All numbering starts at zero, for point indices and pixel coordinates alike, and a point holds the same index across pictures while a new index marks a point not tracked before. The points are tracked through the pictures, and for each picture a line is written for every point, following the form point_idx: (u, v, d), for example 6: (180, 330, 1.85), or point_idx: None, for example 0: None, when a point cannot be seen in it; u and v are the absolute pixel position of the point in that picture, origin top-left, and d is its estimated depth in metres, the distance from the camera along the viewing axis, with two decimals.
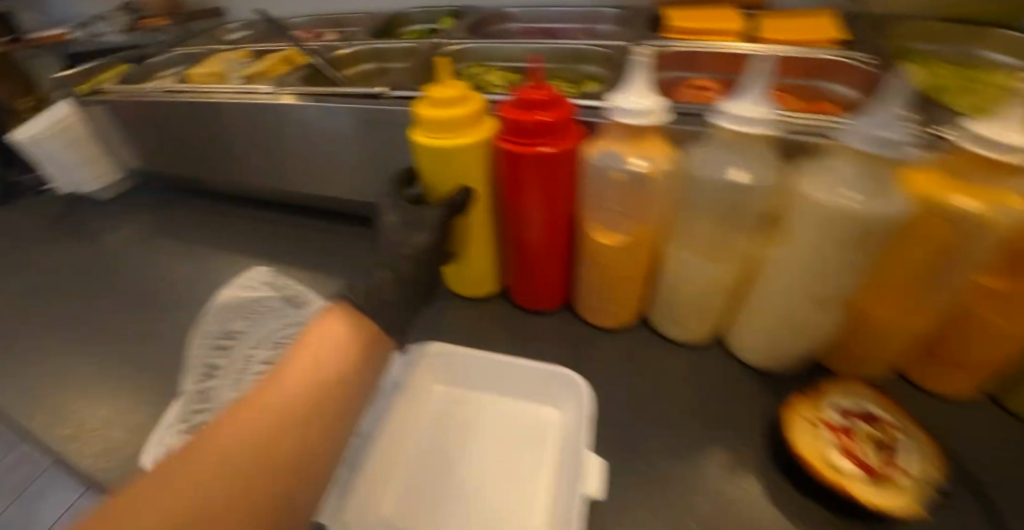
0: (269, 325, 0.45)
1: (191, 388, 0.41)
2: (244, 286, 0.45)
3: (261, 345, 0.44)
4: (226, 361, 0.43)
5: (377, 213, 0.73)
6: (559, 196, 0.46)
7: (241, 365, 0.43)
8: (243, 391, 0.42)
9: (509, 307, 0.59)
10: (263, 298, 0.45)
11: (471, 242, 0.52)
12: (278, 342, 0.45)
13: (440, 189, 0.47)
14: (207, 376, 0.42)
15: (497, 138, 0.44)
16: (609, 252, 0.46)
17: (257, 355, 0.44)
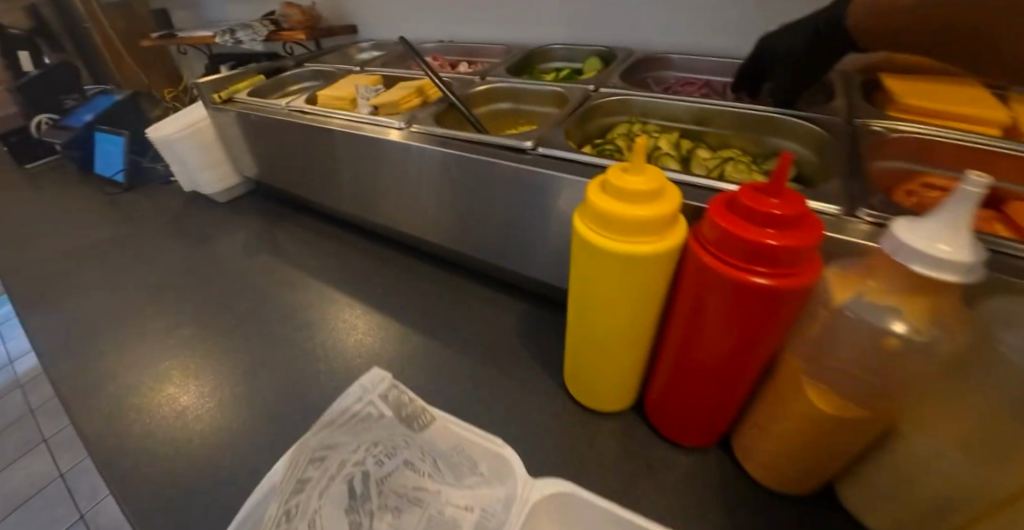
0: (375, 433, 0.43)
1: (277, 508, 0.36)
2: (366, 392, 0.46)
3: (355, 449, 0.41)
4: (318, 472, 0.39)
5: (488, 271, 0.65)
6: (762, 336, 0.33)
7: (332, 471, 0.39)
8: (329, 496, 0.38)
9: (642, 427, 0.48)
10: (379, 407, 0.45)
11: (616, 353, 0.42)
12: (375, 444, 0.41)
13: (597, 290, 0.38)
14: (295, 492, 0.37)
15: (694, 248, 0.33)
16: (815, 417, 0.34)
17: (353, 459, 0.40)
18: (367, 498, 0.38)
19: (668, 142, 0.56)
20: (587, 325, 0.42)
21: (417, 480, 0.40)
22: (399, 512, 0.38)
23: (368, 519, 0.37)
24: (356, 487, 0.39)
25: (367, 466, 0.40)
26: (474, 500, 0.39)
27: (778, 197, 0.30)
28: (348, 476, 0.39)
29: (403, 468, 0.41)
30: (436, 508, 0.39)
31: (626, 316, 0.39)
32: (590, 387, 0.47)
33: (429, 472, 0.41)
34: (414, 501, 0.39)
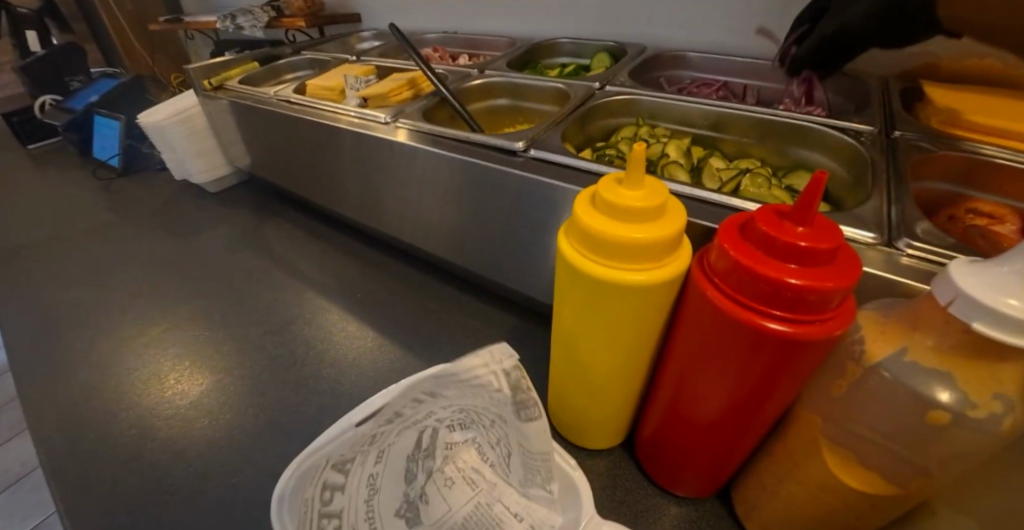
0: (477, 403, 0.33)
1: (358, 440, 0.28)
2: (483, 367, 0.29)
3: (448, 408, 0.33)
4: (414, 413, 0.30)
5: (478, 280, 0.60)
6: (775, 388, 0.28)
7: (421, 420, 0.31)
8: (405, 436, 0.32)
9: (631, 468, 0.42)
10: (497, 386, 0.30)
11: (604, 390, 0.37)
12: (462, 410, 0.34)
13: (584, 320, 0.33)
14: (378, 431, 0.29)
15: (699, 280, 0.28)
16: (835, 487, 0.28)
17: (438, 415, 0.33)
18: (431, 456, 0.36)
19: (678, 149, 0.50)
20: (573, 357, 0.37)
21: (479, 465, 0.38)
22: (452, 484, 0.37)
23: (425, 476, 0.36)
24: (425, 440, 0.35)
25: (443, 427, 0.35)
26: (526, 509, 0.36)
27: (803, 225, 0.24)
28: (423, 429, 0.33)
29: (469, 446, 0.38)
30: (488, 499, 0.37)
31: (616, 351, 0.33)
32: (576, 422, 0.41)
33: (494, 462, 0.38)
34: (467, 480, 0.37)
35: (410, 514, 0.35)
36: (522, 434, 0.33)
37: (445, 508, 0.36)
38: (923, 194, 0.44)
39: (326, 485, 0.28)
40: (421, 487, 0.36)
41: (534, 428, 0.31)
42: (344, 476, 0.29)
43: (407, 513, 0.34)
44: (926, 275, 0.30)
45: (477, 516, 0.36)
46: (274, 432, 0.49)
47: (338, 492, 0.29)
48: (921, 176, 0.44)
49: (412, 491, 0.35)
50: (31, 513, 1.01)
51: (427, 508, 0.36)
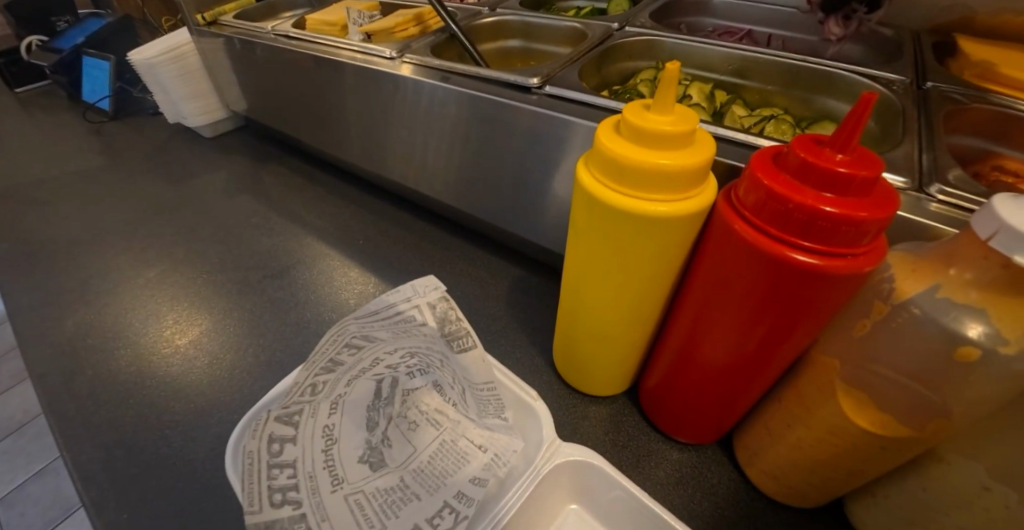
0: (411, 341, 0.40)
1: (304, 381, 0.36)
2: (413, 296, 0.43)
3: (394, 352, 0.38)
4: (351, 360, 0.37)
5: (482, 228, 0.59)
6: (792, 330, 0.28)
7: (364, 366, 0.37)
8: (355, 387, 0.36)
9: (634, 415, 0.42)
10: (420, 316, 0.42)
11: (615, 332, 0.36)
12: (412, 354, 0.39)
13: (596, 257, 0.32)
14: (326, 371, 0.36)
15: (728, 213, 0.27)
16: (847, 430, 0.28)
17: (386, 361, 0.38)
18: (390, 402, 0.36)
19: (701, 92, 0.48)
20: (582, 300, 0.36)
21: (441, 405, 0.36)
22: (415, 428, 0.36)
23: (385, 421, 0.36)
24: (383, 389, 0.37)
25: (398, 374, 0.37)
26: (490, 441, 0.35)
27: (844, 153, 0.23)
28: (378, 377, 0.37)
29: (431, 389, 0.37)
30: (452, 436, 0.35)
31: (630, 289, 0.32)
32: (584, 370, 0.41)
33: (456, 401, 0.37)
34: (432, 422, 0.36)
35: (373, 459, 0.34)
36: (462, 373, 0.39)
37: (409, 449, 0.35)
38: (953, 149, 0.42)
39: (273, 437, 0.33)
40: (382, 432, 0.35)
41: (471, 357, 0.40)
42: (292, 428, 0.33)
43: (369, 458, 0.34)
44: (959, 221, 0.29)
45: (442, 454, 0.34)
46: (276, 370, 0.49)
47: (288, 443, 0.33)
48: (954, 130, 0.42)
49: (373, 437, 0.35)
50: (36, 458, 1.03)
51: (392, 452, 0.35)
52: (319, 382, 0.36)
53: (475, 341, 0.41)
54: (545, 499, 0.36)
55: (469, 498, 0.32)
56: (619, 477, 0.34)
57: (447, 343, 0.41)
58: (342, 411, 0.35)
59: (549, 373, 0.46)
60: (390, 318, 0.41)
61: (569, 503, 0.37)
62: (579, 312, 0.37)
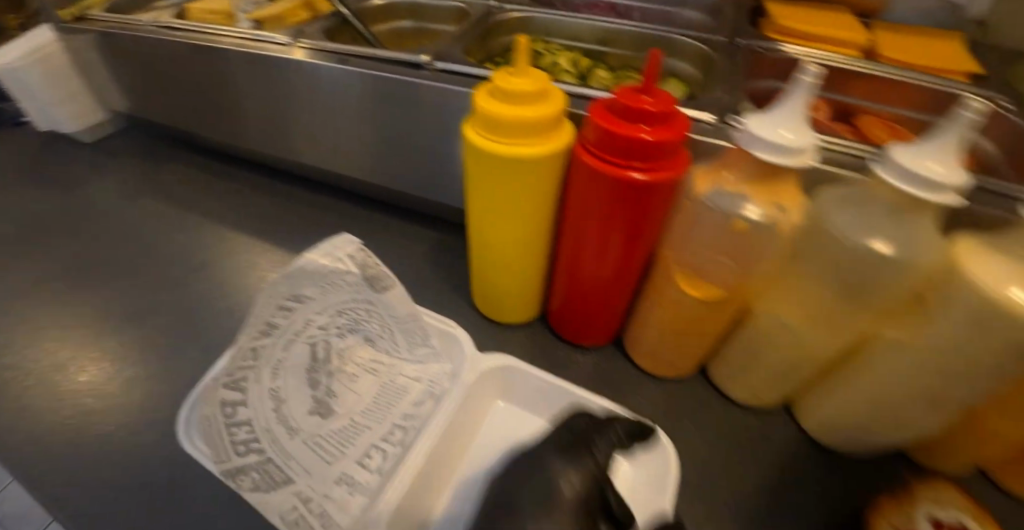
0: (340, 296, 0.41)
1: (244, 347, 0.36)
2: (329, 255, 0.39)
3: (323, 312, 0.40)
4: (286, 322, 0.38)
5: (397, 199, 0.64)
6: (638, 236, 0.37)
7: (298, 328, 0.39)
8: (292, 350, 0.39)
9: (545, 334, 0.51)
10: (344, 271, 0.41)
11: (515, 263, 0.44)
12: (341, 312, 0.41)
13: (489, 201, 0.39)
14: (262, 335, 0.37)
15: (580, 150, 0.35)
16: (686, 304, 0.38)
17: (317, 322, 0.40)
18: (327, 362, 0.41)
19: (568, 60, 0.56)
20: (486, 240, 0.43)
21: (375, 356, 0.43)
22: (356, 377, 0.41)
23: (326, 378, 0.40)
24: (318, 352, 0.41)
25: (330, 335, 0.41)
26: (423, 372, 0.43)
27: (650, 96, 0.31)
28: (312, 339, 0.40)
29: (363, 344, 0.43)
30: (390, 377, 0.42)
31: (521, 224, 0.40)
32: (497, 303, 0.49)
33: (388, 349, 0.44)
34: (370, 371, 0.42)
35: (322, 410, 0.38)
36: (391, 317, 0.43)
37: (353, 396, 0.40)
38: (759, 92, 0.53)
39: (224, 402, 0.35)
40: (325, 387, 0.40)
41: (393, 295, 0.42)
42: (240, 393, 0.35)
43: (318, 410, 0.38)
44: None
45: (385, 391, 0.41)
46: (215, 355, 0.51)
47: (240, 406, 0.35)
48: (758, 76, 0.52)
49: (318, 392, 0.39)
50: None
51: (337, 401, 0.40)
52: (258, 346, 0.37)
53: (394, 279, 0.43)
54: (478, 403, 0.43)
55: (415, 417, 0.40)
56: (528, 367, 0.44)
57: (368, 285, 0.42)
58: (284, 373, 0.38)
59: (474, 314, 0.53)
60: (313, 273, 0.39)
61: (496, 401, 0.45)
62: (485, 251, 0.44)
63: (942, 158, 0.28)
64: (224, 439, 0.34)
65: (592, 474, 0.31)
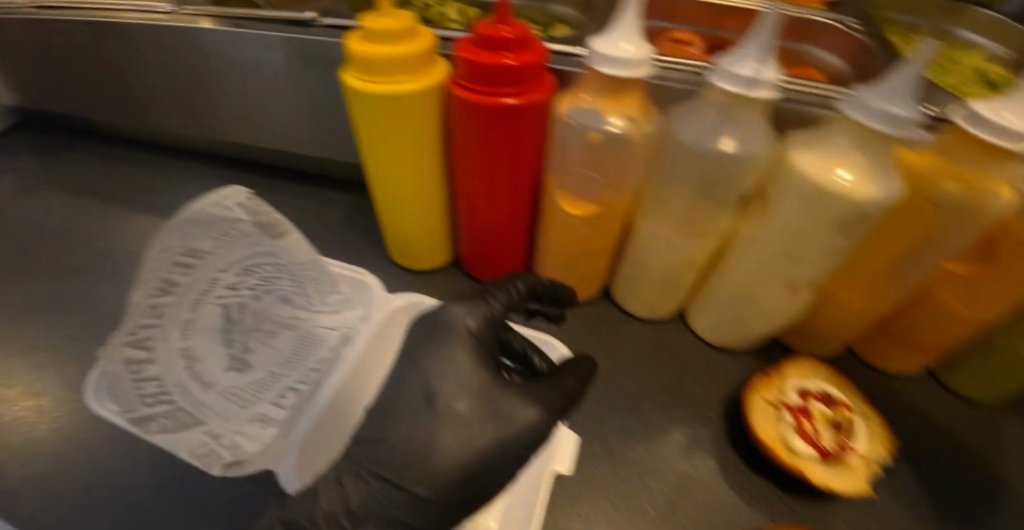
0: (241, 249, 0.38)
1: (141, 306, 0.33)
2: (216, 206, 0.34)
3: (228, 269, 0.38)
4: (186, 280, 0.36)
5: (316, 165, 0.64)
6: (519, 161, 0.40)
7: (202, 286, 0.37)
8: (201, 309, 0.38)
9: (461, 277, 0.54)
10: (238, 222, 0.36)
11: (416, 205, 0.46)
12: (248, 270, 0.40)
13: (378, 144, 0.40)
14: (161, 293, 0.35)
15: (451, 84, 0.37)
16: (572, 222, 0.42)
17: (222, 280, 0.38)
18: (241, 320, 0.42)
19: (458, 12, 0.58)
20: (383, 186, 0.45)
21: (292, 312, 0.44)
22: (272, 333, 0.43)
23: (241, 335, 0.41)
24: (230, 312, 0.41)
25: (243, 295, 0.41)
26: (339, 322, 0.45)
27: (507, 24, 0.33)
28: (221, 299, 0.39)
29: (279, 301, 0.44)
30: (307, 329, 0.44)
31: (414, 163, 0.42)
32: (406, 250, 0.51)
33: (304, 303, 0.45)
34: (286, 326, 0.44)
35: (238, 365, 0.40)
36: (297, 262, 0.43)
37: (268, 349, 0.43)
38: None
39: (129, 361, 0.34)
40: (241, 343, 0.41)
41: (290, 242, 0.41)
42: (147, 351, 0.35)
43: (234, 365, 0.40)
44: None
45: (302, 344, 0.44)
46: None
47: (148, 363, 0.35)
48: None
49: (234, 349, 0.41)
50: None
51: (253, 356, 0.41)
52: (157, 304, 0.35)
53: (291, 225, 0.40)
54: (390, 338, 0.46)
55: (328, 363, 0.43)
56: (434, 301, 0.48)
57: (264, 233, 0.39)
58: (194, 331, 0.38)
59: (396, 270, 0.55)
60: (205, 226, 0.34)
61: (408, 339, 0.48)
62: (384, 197, 0.46)
63: (760, 55, 0.31)
64: (131, 393, 0.34)
65: (486, 315, 0.39)
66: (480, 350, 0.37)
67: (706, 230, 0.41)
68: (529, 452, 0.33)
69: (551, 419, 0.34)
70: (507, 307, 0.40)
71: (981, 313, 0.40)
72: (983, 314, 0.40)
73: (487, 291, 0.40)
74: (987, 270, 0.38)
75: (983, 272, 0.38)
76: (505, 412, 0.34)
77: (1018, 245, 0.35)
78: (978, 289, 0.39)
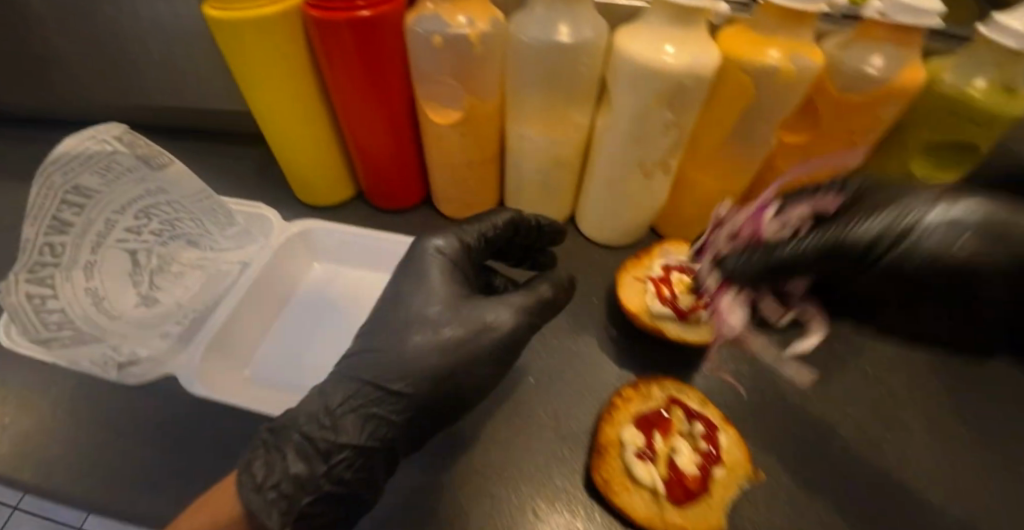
0: (129, 188, 0.44)
1: (36, 241, 0.40)
2: (90, 139, 0.41)
3: (124, 213, 0.45)
4: (80, 220, 0.43)
5: (224, 121, 0.67)
6: (385, 76, 0.44)
7: (99, 228, 0.44)
8: (104, 253, 0.45)
9: (367, 207, 0.59)
10: (114, 155, 0.43)
11: (302, 132, 0.50)
12: (144, 213, 0.46)
13: (253, 72, 0.44)
14: (56, 231, 0.42)
15: (307, 6, 0.40)
16: (444, 132, 0.46)
17: (121, 223, 0.45)
18: (148, 264, 0.47)
19: None
20: (270, 116, 0.48)
21: (201, 255, 0.49)
22: (183, 274, 0.48)
23: (150, 277, 0.47)
24: (136, 258, 0.47)
25: (147, 241, 0.47)
26: (245, 255, 0.50)
27: None
28: (124, 244, 0.46)
29: (186, 245, 0.49)
30: (215, 266, 0.49)
31: (293, 90, 0.46)
32: (306, 182, 0.56)
33: (210, 244, 0.50)
34: (196, 267, 0.49)
35: (148, 301, 0.46)
36: (185, 196, 0.48)
37: (180, 287, 0.48)
38: None
39: (31, 294, 0.40)
40: (150, 284, 0.47)
41: (173, 173, 0.46)
42: (49, 287, 0.41)
43: (145, 302, 0.46)
44: None
45: (212, 278, 0.48)
46: None
47: (50, 297, 0.41)
48: None
49: (143, 288, 0.46)
50: None
51: (163, 294, 0.47)
52: (54, 242, 0.42)
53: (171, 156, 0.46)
54: (291, 260, 0.50)
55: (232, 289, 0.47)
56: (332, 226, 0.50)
57: (145, 165, 0.45)
58: (98, 273, 0.45)
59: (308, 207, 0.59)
60: (84, 162, 0.41)
61: (312, 264, 0.52)
62: (271, 127, 0.50)
63: None
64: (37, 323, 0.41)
65: (463, 243, 0.42)
66: (456, 273, 0.40)
67: (562, 126, 0.46)
68: (499, 352, 0.36)
69: (522, 326, 0.37)
70: (488, 236, 0.44)
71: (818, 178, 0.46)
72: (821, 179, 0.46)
73: (469, 222, 0.44)
74: (812, 134, 0.44)
75: (810, 136, 0.45)
76: (474, 318, 0.36)
77: (830, 103, 0.41)
78: (814, 151, 0.45)
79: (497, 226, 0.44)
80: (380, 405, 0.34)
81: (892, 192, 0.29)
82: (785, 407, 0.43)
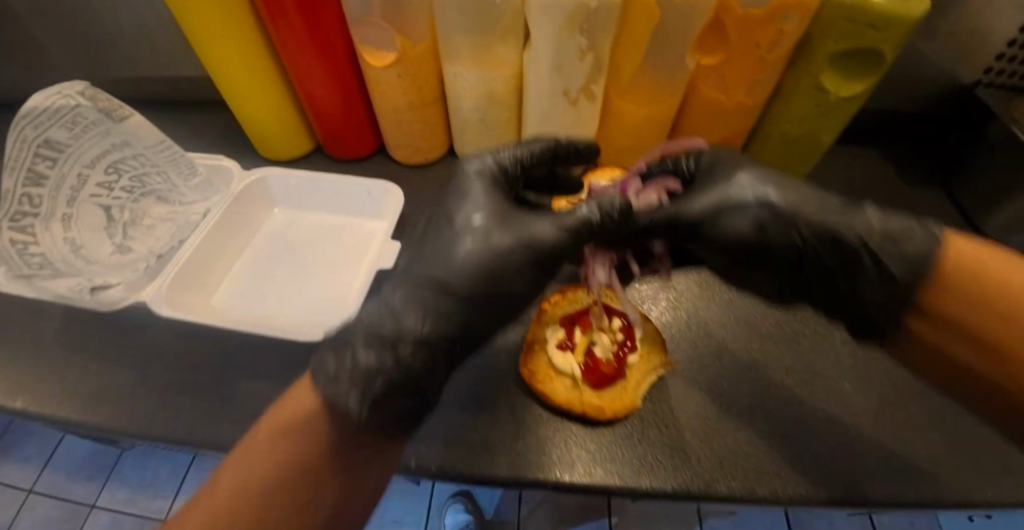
0: (95, 141, 0.49)
1: (14, 190, 0.44)
2: (56, 94, 0.45)
3: (95, 169, 0.50)
4: (54, 174, 0.47)
5: (172, 89, 0.68)
6: (325, 25, 0.47)
7: (72, 183, 0.48)
8: (79, 205, 0.49)
9: (325, 158, 0.63)
10: (79, 109, 0.47)
11: (254, 87, 0.54)
12: (113, 168, 0.50)
13: (202, 29, 0.46)
14: (33, 183, 0.46)
15: None
16: (382, 75, 0.49)
17: (92, 178, 0.49)
18: (121, 218, 0.51)
19: None
20: (223, 73, 0.51)
21: (169, 209, 0.53)
22: (154, 226, 0.52)
23: (123, 229, 0.51)
24: (109, 212, 0.51)
25: (118, 198, 0.51)
26: (209, 205, 0.53)
27: None
28: (97, 199, 0.50)
29: (155, 201, 0.53)
30: (183, 217, 0.52)
31: (241, 46, 0.49)
32: (267, 137, 0.60)
33: (177, 199, 0.53)
34: (165, 219, 0.52)
35: (122, 249, 0.50)
36: (152, 151, 0.52)
37: (151, 237, 0.51)
38: None
39: (14, 240, 0.45)
40: (124, 234, 0.50)
41: (134, 125, 0.50)
42: (30, 234, 0.46)
43: (119, 250, 0.49)
44: None
45: (180, 228, 0.52)
46: None
47: (32, 243, 0.46)
48: None
49: (117, 238, 0.50)
50: None
51: (136, 243, 0.50)
52: (31, 192, 0.46)
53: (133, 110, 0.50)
54: (251, 206, 0.54)
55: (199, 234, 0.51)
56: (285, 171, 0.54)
57: (109, 118, 0.49)
58: (75, 225, 0.48)
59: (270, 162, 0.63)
60: (51, 116, 0.45)
61: (272, 210, 0.56)
62: (224, 84, 0.53)
63: None
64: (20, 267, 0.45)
65: (501, 166, 0.38)
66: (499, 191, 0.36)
67: (490, 62, 0.49)
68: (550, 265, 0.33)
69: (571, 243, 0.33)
70: (525, 162, 0.40)
71: (735, 97, 0.49)
72: (738, 97, 0.49)
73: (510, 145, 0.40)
74: (723, 52, 0.47)
75: (721, 56, 0.47)
76: (521, 225, 0.32)
77: (737, 21, 0.43)
78: (727, 70, 0.48)
79: (534, 152, 0.40)
80: (442, 298, 0.30)
81: (722, 172, 0.34)
82: (706, 306, 0.47)
